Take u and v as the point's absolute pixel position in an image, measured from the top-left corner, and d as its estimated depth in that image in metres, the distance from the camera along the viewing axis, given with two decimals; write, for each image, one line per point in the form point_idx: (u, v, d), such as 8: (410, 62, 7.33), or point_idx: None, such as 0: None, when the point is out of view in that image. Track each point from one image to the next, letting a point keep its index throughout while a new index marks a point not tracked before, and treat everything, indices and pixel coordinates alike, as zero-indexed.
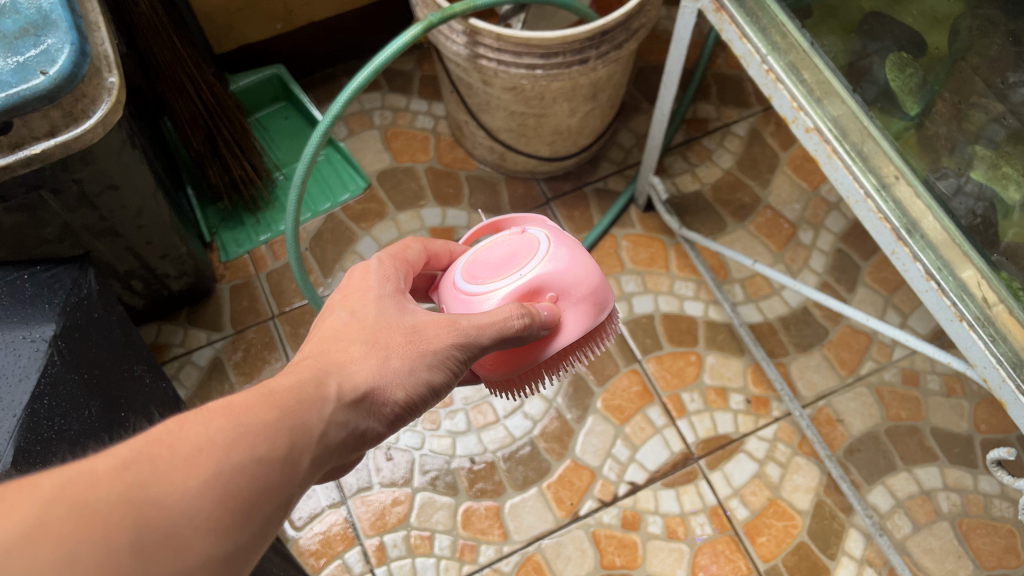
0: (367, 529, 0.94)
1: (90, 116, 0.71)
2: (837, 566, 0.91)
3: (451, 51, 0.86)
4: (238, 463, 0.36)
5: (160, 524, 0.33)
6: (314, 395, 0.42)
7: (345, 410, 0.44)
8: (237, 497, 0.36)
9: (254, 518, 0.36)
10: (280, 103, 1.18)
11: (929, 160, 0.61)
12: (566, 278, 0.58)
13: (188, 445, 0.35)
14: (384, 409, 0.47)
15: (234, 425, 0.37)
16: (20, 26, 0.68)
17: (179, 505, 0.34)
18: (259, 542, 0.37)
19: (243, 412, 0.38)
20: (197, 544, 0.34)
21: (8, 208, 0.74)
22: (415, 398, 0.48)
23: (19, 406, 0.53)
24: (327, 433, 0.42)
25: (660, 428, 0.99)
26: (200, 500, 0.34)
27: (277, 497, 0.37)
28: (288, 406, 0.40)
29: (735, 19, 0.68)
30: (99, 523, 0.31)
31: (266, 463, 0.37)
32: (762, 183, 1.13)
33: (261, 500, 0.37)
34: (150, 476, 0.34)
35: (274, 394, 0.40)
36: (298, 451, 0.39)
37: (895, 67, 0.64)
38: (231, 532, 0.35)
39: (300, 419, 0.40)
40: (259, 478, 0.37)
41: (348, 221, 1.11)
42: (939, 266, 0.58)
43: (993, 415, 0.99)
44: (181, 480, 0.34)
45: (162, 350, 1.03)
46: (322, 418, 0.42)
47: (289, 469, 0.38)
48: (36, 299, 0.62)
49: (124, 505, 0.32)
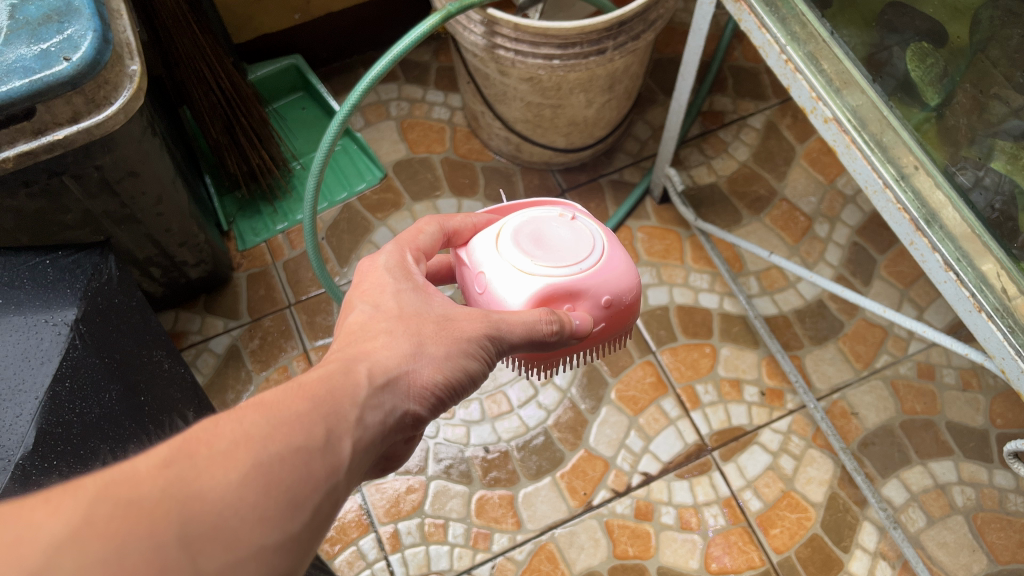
0: (382, 516, 0.95)
1: (112, 104, 0.71)
2: (850, 559, 0.91)
3: (469, 41, 0.86)
4: (278, 452, 0.34)
5: (205, 517, 0.31)
6: (346, 383, 0.40)
7: (379, 395, 0.41)
8: (281, 487, 0.33)
9: (302, 507, 0.34)
10: (297, 92, 1.19)
11: (948, 152, 0.60)
12: (616, 282, 0.56)
13: (226, 439, 0.33)
14: (421, 398, 0.44)
15: (270, 418, 0.35)
16: (43, 13, 0.68)
17: (222, 500, 0.32)
18: (312, 532, 0.34)
19: (275, 406, 0.36)
20: (248, 535, 0.32)
21: (31, 193, 0.75)
22: (452, 384, 0.46)
23: (41, 389, 0.54)
24: (364, 415, 0.40)
25: (673, 419, 0.99)
26: (243, 491, 0.32)
27: (325, 484, 0.35)
28: (320, 395, 0.38)
29: (754, 9, 0.69)
30: (142, 517, 0.30)
31: (306, 452, 0.35)
32: (779, 176, 1.13)
33: (306, 490, 0.34)
34: (192, 471, 0.32)
35: (304, 386, 0.38)
36: (337, 438, 0.37)
37: (916, 57, 0.63)
38: (280, 522, 0.33)
39: (335, 409, 0.38)
40: (302, 469, 0.35)
41: (364, 211, 1.12)
42: (958, 257, 0.58)
43: (1009, 409, 0.99)
44: (222, 473, 0.32)
45: (180, 337, 1.04)
46: (357, 405, 0.40)
47: (330, 455, 0.36)
48: (57, 283, 0.63)
49: (167, 501, 0.31)
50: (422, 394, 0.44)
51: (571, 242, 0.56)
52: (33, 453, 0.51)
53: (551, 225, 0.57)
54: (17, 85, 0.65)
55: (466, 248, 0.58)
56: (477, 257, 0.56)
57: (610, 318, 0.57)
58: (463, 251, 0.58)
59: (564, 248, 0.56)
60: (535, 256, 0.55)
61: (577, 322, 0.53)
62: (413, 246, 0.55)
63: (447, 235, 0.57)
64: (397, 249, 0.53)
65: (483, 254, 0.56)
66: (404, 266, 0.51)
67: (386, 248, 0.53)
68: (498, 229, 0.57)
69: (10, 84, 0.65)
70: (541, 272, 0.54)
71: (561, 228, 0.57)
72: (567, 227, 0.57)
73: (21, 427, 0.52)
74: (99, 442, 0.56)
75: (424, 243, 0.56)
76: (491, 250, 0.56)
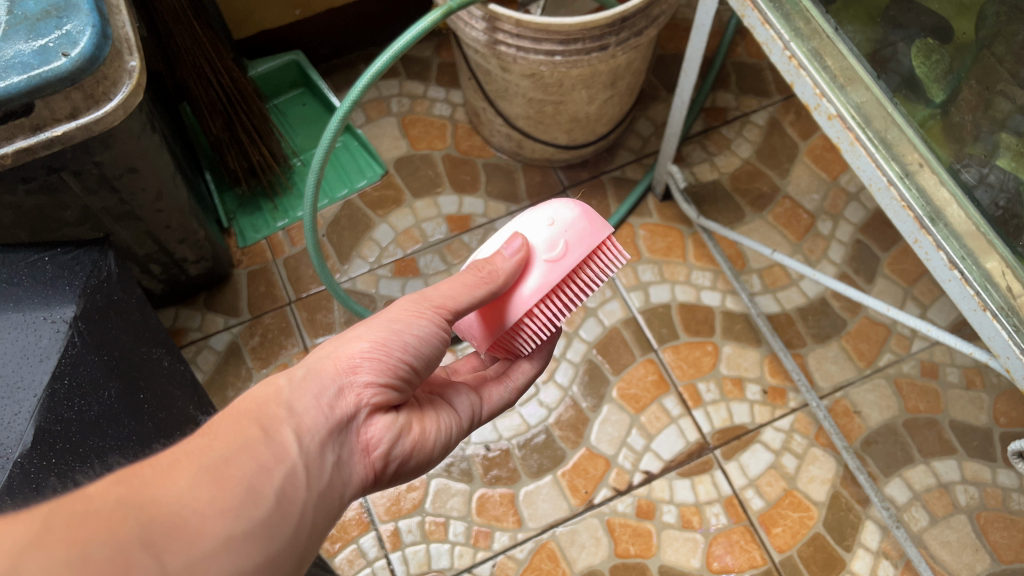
0: (382, 514, 0.94)
1: (110, 100, 0.71)
2: (853, 558, 0.91)
3: (470, 37, 0.85)
4: (220, 456, 0.40)
5: (164, 518, 0.36)
6: (266, 390, 0.46)
7: (302, 383, 0.47)
8: (233, 480, 0.40)
9: (263, 494, 0.41)
10: (298, 89, 1.18)
11: (953, 149, 0.59)
12: (551, 205, 0.55)
13: (167, 458, 0.39)
14: (355, 366, 0.49)
15: (205, 436, 0.41)
16: (42, 8, 0.68)
17: (178, 501, 0.37)
18: (281, 512, 0.41)
19: (213, 428, 0.42)
20: (213, 527, 0.37)
21: (31, 189, 0.75)
22: (385, 344, 0.50)
23: (40, 386, 0.54)
24: (294, 406, 0.46)
25: (675, 417, 0.99)
26: (195, 491, 0.38)
27: (278, 469, 0.42)
28: (245, 409, 0.44)
29: (758, 5, 0.68)
30: (102, 523, 0.34)
31: (248, 449, 0.42)
32: (781, 173, 1.13)
33: (263, 479, 0.41)
34: (140, 485, 0.37)
35: (229, 411, 0.44)
36: (275, 431, 0.44)
37: (921, 53, 0.62)
38: (242, 510, 0.39)
39: (264, 411, 0.44)
40: (251, 462, 0.41)
41: (364, 208, 1.12)
42: (963, 256, 0.57)
43: (1013, 408, 0.98)
44: (172, 480, 0.38)
45: (180, 334, 1.04)
46: (285, 401, 0.46)
47: (276, 445, 0.43)
48: (57, 279, 0.63)
49: (123, 507, 0.35)
50: (352, 364, 0.49)
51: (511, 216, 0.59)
52: (32, 451, 0.50)
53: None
54: (16, 80, 0.65)
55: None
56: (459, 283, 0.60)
57: (561, 231, 0.54)
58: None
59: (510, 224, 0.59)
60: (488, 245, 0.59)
61: (504, 256, 0.53)
62: None
63: None
64: None
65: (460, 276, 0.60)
66: None
67: None
68: None
69: (9, 79, 0.64)
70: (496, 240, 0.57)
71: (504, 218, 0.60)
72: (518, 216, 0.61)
73: (20, 424, 0.51)
74: (101, 441, 0.55)
75: None
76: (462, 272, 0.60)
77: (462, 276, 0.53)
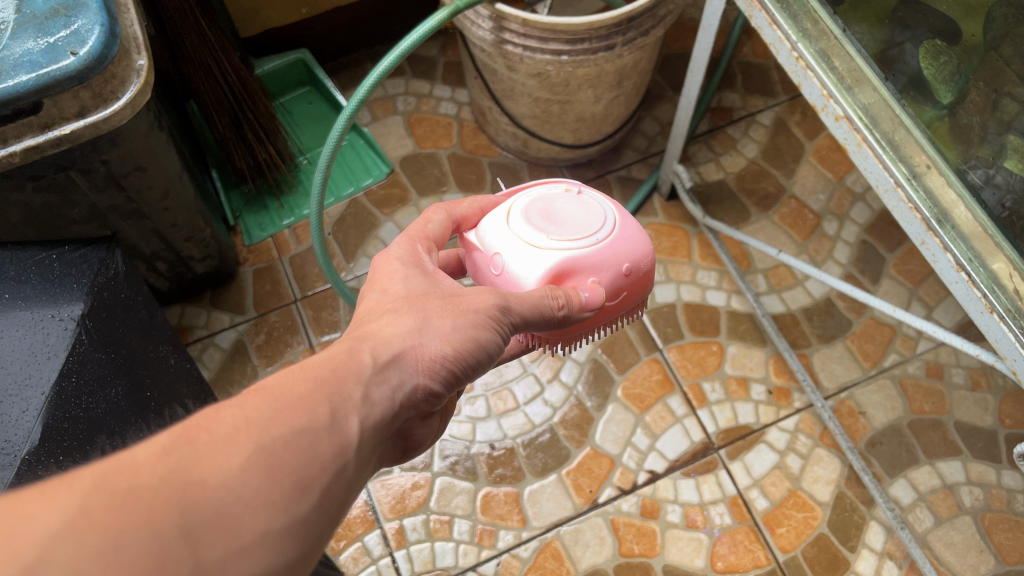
0: (387, 512, 0.95)
1: (119, 98, 0.71)
2: (857, 559, 0.91)
3: (476, 36, 0.85)
4: (281, 436, 0.34)
5: (205, 505, 0.31)
6: (349, 362, 0.40)
7: (384, 371, 0.41)
8: (286, 470, 0.34)
9: (310, 489, 0.34)
10: (304, 87, 1.19)
11: (959, 150, 0.59)
12: (631, 254, 0.57)
13: (226, 424, 0.34)
14: (432, 371, 0.44)
15: (271, 401, 0.35)
16: (51, 6, 0.68)
17: (223, 486, 0.32)
18: (321, 515, 0.35)
19: (277, 391, 0.36)
20: (251, 522, 0.32)
21: (38, 187, 0.75)
22: (464, 356, 0.46)
23: (47, 384, 0.54)
24: (370, 393, 0.40)
25: (680, 417, 0.99)
26: (245, 476, 0.32)
27: (333, 465, 0.36)
28: (323, 376, 0.38)
29: (765, 5, 0.68)
30: (141, 506, 0.30)
31: (310, 433, 0.35)
32: (787, 173, 1.13)
33: (314, 471, 0.35)
34: (193, 456, 0.32)
35: (306, 368, 0.38)
36: (342, 417, 0.37)
37: (929, 54, 0.61)
38: (286, 505, 0.33)
39: (337, 387, 0.38)
40: (306, 451, 0.35)
41: (370, 206, 1.12)
42: (970, 257, 0.57)
43: (1019, 409, 0.98)
44: (224, 458, 0.32)
45: (186, 332, 1.04)
46: (362, 382, 0.40)
47: (338, 434, 0.37)
48: (65, 278, 0.62)
49: (167, 488, 0.31)
50: (432, 366, 0.44)
51: (584, 219, 0.56)
52: (39, 449, 0.50)
53: (558, 201, 0.58)
54: (25, 78, 0.65)
55: (477, 232, 0.58)
56: (494, 245, 0.56)
57: (629, 287, 0.57)
58: (472, 233, 0.58)
59: (577, 222, 0.56)
60: (550, 231, 0.55)
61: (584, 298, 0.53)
62: (423, 235, 0.55)
63: (456, 223, 0.58)
64: (407, 241, 0.53)
65: (501, 236, 0.56)
66: (414, 256, 0.52)
67: (397, 240, 0.53)
68: (514, 215, 0.56)
69: (18, 77, 0.65)
70: (571, 252, 0.54)
71: (571, 207, 0.57)
72: (575, 200, 0.58)
73: (27, 422, 0.52)
74: (108, 439, 0.56)
75: (433, 232, 0.56)
76: (507, 235, 0.55)
77: (546, 302, 0.50)
